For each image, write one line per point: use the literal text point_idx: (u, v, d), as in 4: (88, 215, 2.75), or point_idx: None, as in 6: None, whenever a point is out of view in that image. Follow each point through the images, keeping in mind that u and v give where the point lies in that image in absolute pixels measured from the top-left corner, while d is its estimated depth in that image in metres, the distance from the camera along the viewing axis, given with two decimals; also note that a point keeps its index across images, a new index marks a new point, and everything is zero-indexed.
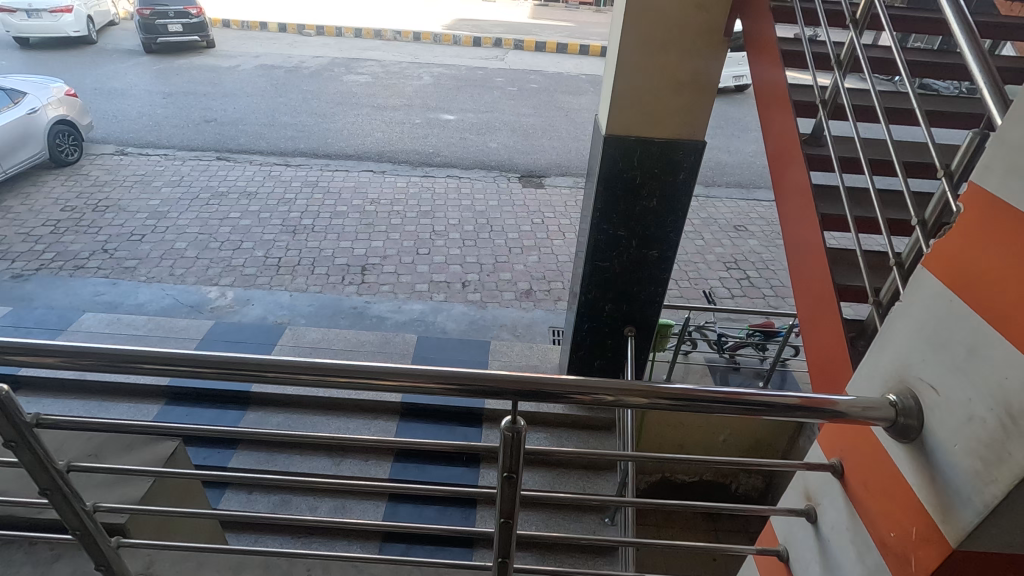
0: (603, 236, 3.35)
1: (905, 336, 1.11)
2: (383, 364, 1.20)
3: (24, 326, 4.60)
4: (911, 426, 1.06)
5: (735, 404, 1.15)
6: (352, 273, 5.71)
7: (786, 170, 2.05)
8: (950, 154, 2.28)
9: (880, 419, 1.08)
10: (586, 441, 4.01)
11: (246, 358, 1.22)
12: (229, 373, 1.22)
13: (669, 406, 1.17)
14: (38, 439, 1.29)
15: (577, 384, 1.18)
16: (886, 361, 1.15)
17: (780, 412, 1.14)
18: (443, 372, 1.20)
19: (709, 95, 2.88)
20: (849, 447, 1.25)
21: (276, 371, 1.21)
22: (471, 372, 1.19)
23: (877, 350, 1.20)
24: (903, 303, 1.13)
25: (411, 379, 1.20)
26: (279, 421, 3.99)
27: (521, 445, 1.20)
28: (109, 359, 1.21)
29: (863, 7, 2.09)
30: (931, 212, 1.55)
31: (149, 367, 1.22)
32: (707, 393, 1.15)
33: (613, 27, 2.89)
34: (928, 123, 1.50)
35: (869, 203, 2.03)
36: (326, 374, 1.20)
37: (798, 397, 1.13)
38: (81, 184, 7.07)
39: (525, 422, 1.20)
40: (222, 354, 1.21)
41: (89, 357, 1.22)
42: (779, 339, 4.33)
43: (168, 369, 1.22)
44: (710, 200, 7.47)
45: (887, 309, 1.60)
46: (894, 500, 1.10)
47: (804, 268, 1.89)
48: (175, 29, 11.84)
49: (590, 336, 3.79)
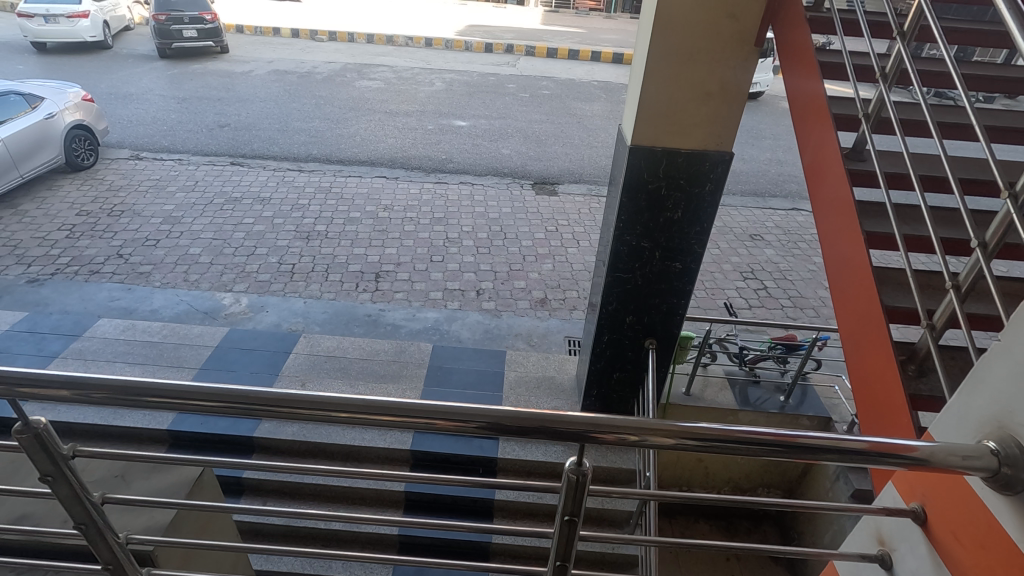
0: (626, 247, 3.29)
1: (1006, 378, 1.09)
2: (432, 402, 1.19)
3: (40, 331, 4.57)
4: (1015, 477, 1.03)
5: (787, 446, 1.12)
6: (366, 280, 5.69)
7: (826, 185, 1.99)
8: (998, 169, 2.20)
9: (981, 469, 1.05)
10: (605, 455, 3.93)
11: (282, 392, 1.20)
12: (241, 409, 1.21)
13: (695, 447, 1.14)
14: (73, 471, 1.25)
15: (606, 423, 1.16)
16: (983, 405, 1.14)
17: (845, 457, 1.10)
18: (483, 410, 1.17)
19: (738, 104, 2.82)
20: (934, 493, 1.23)
21: (305, 408, 1.19)
22: (489, 409, 1.18)
23: (970, 394, 1.18)
24: (1003, 344, 1.12)
25: (446, 419, 1.18)
26: (293, 431, 3.96)
27: (584, 488, 1.19)
28: (122, 391, 1.20)
29: (912, 18, 2.02)
30: (992, 233, 1.50)
31: (165, 400, 1.20)
32: (749, 433, 1.13)
33: (641, 35, 2.84)
34: (988, 139, 1.44)
35: (917, 221, 1.95)
36: (349, 410, 1.19)
37: (867, 441, 1.10)
38: (96, 188, 7.11)
39: (590, 464, 1.19)
40: (232, 388, 1.20)
41: (101, 389, 1.20)
42: (802, 352, 4.24)
43: (186, 404, 1.20)
44: (725, 208, 7.40)
45: (941, 332, 1.56)
46: (994, 553, 1.08)
47: (843, 286, 1.84)
48: (190, 34, 11.93)
49: (610, 348, 3.73)
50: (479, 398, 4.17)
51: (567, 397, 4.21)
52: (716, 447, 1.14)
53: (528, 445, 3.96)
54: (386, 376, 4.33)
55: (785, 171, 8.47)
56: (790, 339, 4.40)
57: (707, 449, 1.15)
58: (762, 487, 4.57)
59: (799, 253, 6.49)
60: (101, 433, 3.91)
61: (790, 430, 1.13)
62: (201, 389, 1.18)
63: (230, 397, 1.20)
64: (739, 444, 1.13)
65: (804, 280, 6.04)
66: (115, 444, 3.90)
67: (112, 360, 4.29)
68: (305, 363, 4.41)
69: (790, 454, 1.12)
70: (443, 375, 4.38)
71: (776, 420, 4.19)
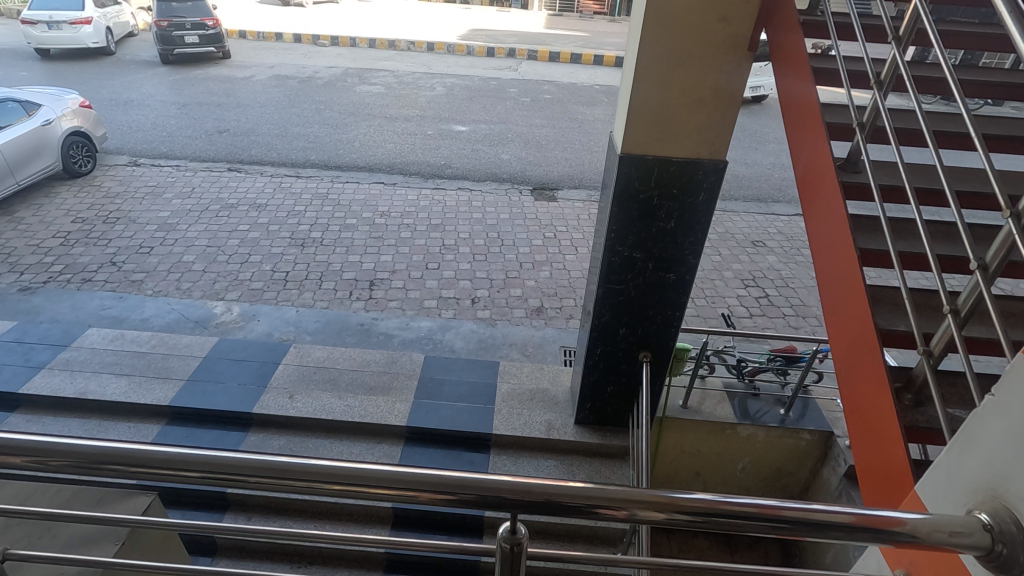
0: (618, 258, 3.20)
1: (1002, 442, 1.01)
2: (384, 469, 1.05)
3: (28, 341, 4.52)
4: (1010, 556, 0.93)
5: (772, 520, 1.00)
6: (360, 288, 5.61)
7: (819, 198, 1.88)
8: (1003, 179, 2.08)
9: (972, 546, 0.95)
10: (599, 471, 3.82)
11: (247, 459, 1.07)
12: (210, 479, 1.08)
13: (687, 523, 1.02)
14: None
15: (579, 494, 1.04)
16: (977, 470, 1.05)
17: (831, 533, 0.99)
18: (434, 479, 1.05)
19: (731, 110, 2.72)
20: (931, 563, 1.16)
21: (269, 479, 1.06)
22: (477, 479, 1.05)
23: (962, 456, 1.10)
24: (996, 400, 1.04)
25: (402, 489, 1.05)
26: (281, 444, 3.88)
27: (522, 557, 1.11)
28: (81, 459, 1.08)
29: (909, 21, 1.92)
30: (994, 254, 1.40)
31: (125, 471, 1.08)
32: (738, 505, 1.01)
33: (630, 40, 2.75)
34: (986, 150, 1.34)
35: (914, 236, 1.85)
36: (324, 480, 1.06)
37: (855, 514, 0.99)
38: (93, 195, 7.08)
39: (526, 531, 1.11)
40: (197, 455, 1.07)
41: (58, 457, 1.09)
42: (802, 365, 4.11)
43: (168, 473, 1.09)
44: (727, 214, 7.28)
45: (938, 360, 1.46)
46: None
47: (837, 308, 1.73)
48: (192, 40, 11.94)
49: (603, 362, 3.63)
50: (470, 411, 4.08)
51: (561, 410, 4.11)
52: (711, 524, 1.02)
53: (520, 460, 3.86)
54: (376, 388, 4.24)
55: (788, 176, 8.34)
56: (791, 350, 4.28)
57: (701, 525, 1.03)
58: None
59: (801, 260, 6.37)
60: None
61: (776, 500, 1.01)
62: (171, 455, 1.06)
63: (205, 466, 1.07)
64: (728, 518, 1.02)
65: (806, 288, 5.91)
66: (100, 457, 3.83)
67: (100, 371, 4.22)
68: (294, 374, 4.33)
69: (783, 532, 1.00)
70: (435, 387, 4.28)
71: (776, 433, 4.07)
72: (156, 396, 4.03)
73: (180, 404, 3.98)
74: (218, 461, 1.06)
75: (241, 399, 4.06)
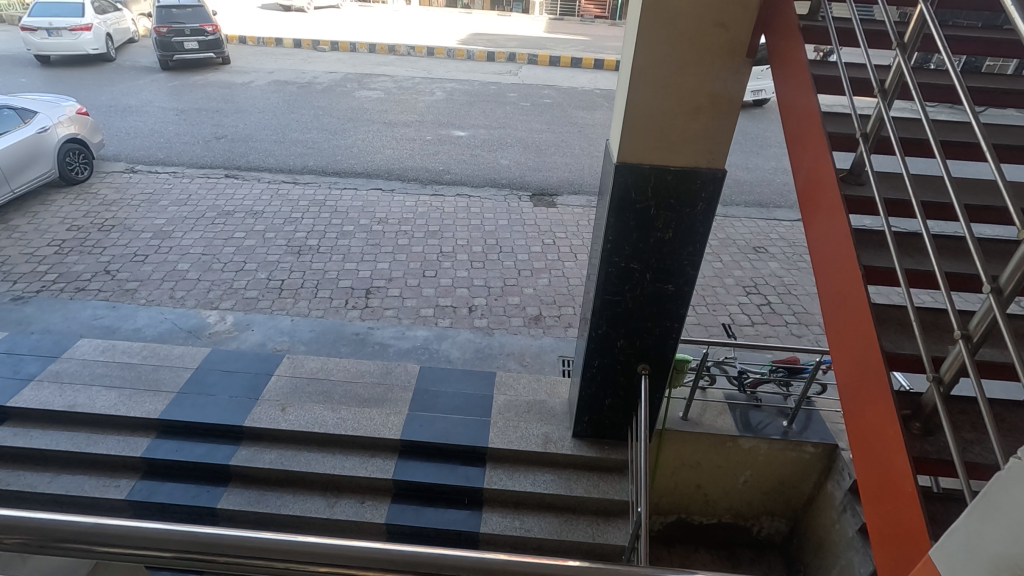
0: (614, 269, 3.12)
1: None
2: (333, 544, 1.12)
3: (18, 352, 4.46)
4: None
5: None
6: (356, 296, 5.54)
7: (822, 210, 1.79)
8: (1014, 190, 1.99)
9: None
10: (597, 485, 3.74)
11: (208, 537, 1.13)
12: (180, 557, 1.14)
13: None
14: None
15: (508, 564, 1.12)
16: (1003, 541, 0.97)
17: None
18: (377, 554, 1.12)
19: (729, 117, 2.65)
20: None
21: (228, 554, 1.12)
22: (423, 553, 1.11)
23: (982, 520, 1.02)
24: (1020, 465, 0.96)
25: (335, 564, 1.13)
26: (272, 458, 3.80)
27: None
28: (45, 537, 1.13)
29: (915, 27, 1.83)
30: (1008, 277, 1.31)
31: (90, 549, 1.14)
32: None
33: (625, 45, 2.67)
34: (997, 161, 1.25)
35: (922, 251, 1.76)
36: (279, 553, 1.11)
37: None
38: (89, 202, 7.04)
39: None
40: (153, 531, 1.12)
41: (19, 535, 1.13)
42: (805, 376, 4.02)
43: (133, 556, 1.15)
44: (728, 220, 7.19)
45: (950, 387, 1.39)
46: None
47: (842, 329, 1.64)
48: (192, 46, 11.93)
49: (601, 374, 3.55)
50: (465, 424, 4.00)
51: (558, 423, 4.02)
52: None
53: (517, 475, 3.78)
54: (370, 400, 4.15)
55: (790, 180, 8.26)
56: (793, 362, 4.18)
57: None
58: (766, 515, 4.35)
59: (804, 266, 6.28)
60: (74, 460, 3.78)
61: None
62: (139, 536, 1.11)
63: (173, 547, 1.14)
64: None
65: (809, 295, 5.82)
66: (89, 471, 3.76)
67: (90, 384, 4.15)
68: (287, 386, 4.25)
69: None
70: (430, 399, 4.19)
71: (779, 446, 3.98)
72: (146, 408, 3.96)
73: (170, 417, 3.91)
74: (181, 539, 1.12)
75: (232, 412, 3.99)
